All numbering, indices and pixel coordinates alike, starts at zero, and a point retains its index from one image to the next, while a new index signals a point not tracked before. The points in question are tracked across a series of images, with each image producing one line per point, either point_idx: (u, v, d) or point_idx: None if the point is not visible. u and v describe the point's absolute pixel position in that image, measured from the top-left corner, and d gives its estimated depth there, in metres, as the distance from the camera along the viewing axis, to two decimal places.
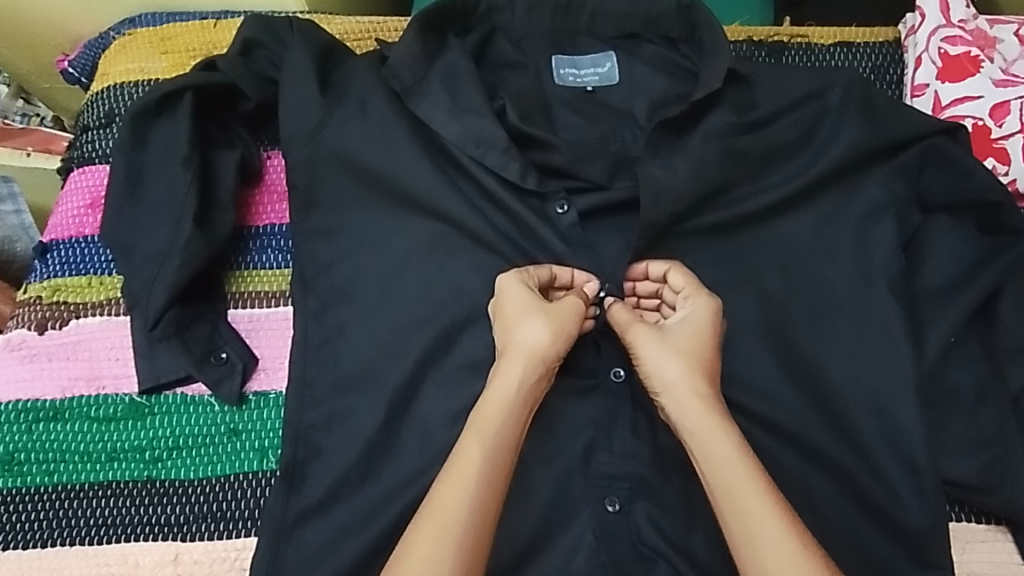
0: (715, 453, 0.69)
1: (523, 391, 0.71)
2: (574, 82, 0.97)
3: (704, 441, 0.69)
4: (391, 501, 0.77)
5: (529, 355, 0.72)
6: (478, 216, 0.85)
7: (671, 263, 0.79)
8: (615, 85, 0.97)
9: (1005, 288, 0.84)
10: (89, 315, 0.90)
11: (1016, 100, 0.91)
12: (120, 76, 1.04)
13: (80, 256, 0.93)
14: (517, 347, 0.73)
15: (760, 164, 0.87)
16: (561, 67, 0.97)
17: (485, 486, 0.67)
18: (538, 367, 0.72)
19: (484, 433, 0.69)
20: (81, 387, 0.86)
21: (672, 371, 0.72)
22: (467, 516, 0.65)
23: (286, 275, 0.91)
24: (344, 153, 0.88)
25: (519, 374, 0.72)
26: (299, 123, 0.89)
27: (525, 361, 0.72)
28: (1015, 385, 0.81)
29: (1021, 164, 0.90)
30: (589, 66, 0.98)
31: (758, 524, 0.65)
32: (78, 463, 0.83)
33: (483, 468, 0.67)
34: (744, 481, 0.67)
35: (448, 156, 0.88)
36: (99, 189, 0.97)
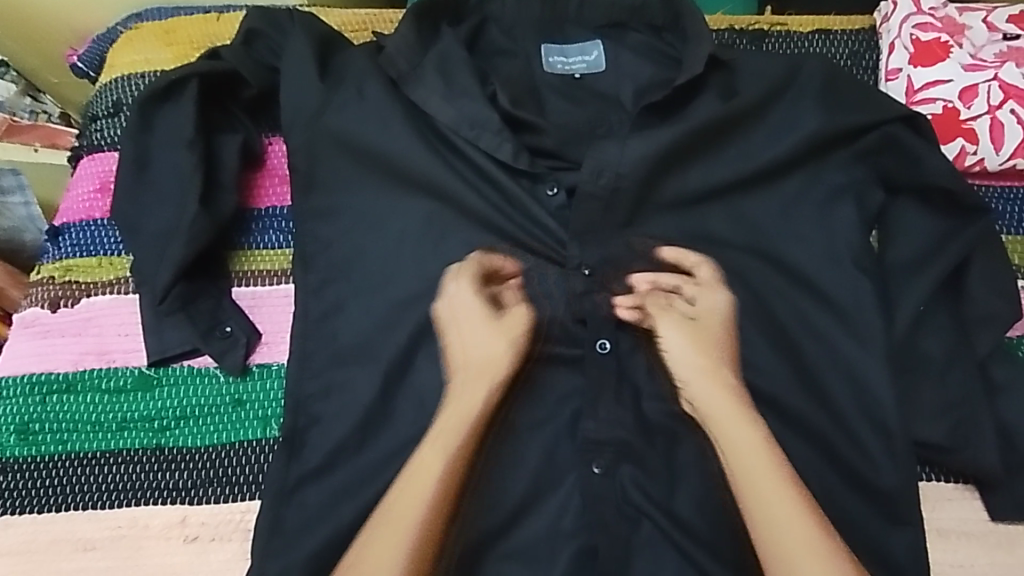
0: (737, 446, 0.74)
1: (483, 407, 0.78)
2: (563, 68, 1.01)
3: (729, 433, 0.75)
4: (388, 465, 0.81)
5: (483, 371, 0.79)
6: (470, 195, 0.90)
7: (703, 258, 0.86)
8: (603, 72, 1.02)
9: (973, 261, 0.89)
10: (99, 294, 0.94)
11: (984, 84, 0.95)
12: (127, 68, 1.08)
13: (89, 239, 0.97)
14: (470, 366, 0.80)
15: (739, 145, 0.92)
16: (550, 55, 1.01)
17: (437, 495, 0.73)
18: (491, 380, 0.79)
19: (444, 444, 0.75)
20: (92, 361, 0.90)
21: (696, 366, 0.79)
22: (420, 520, 0.71)
23: (287, 255, 0.96)
24: (342, 137, 0.92)
25: (473, 392, 0.78)
26: (299, 109, 0.93)
27: (483, 378, 0.79)
28: (980, 349, 0.85)
29: (988, 143, 0.94)
30: (577, 53, 1.02)
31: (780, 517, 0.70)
32: (90, 433, 0.87)
33: (440, 475, 0.73)
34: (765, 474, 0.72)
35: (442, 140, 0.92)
36: (108, 174, 1.01)
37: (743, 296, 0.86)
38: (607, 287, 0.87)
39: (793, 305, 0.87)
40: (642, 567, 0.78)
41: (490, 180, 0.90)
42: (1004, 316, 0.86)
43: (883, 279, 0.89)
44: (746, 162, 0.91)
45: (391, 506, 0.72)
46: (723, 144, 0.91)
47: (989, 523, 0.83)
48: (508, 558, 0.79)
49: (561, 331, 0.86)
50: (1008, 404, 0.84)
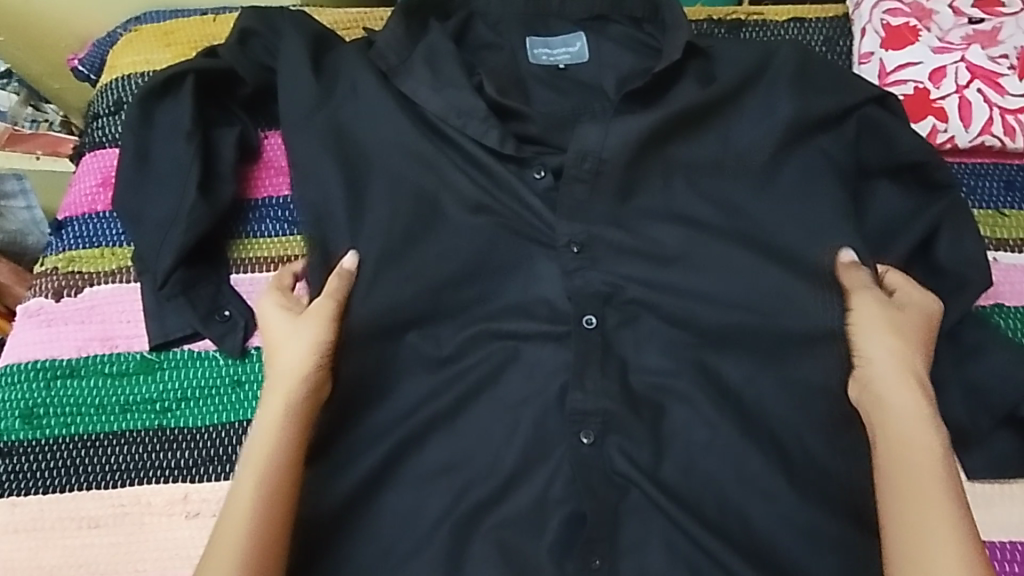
0: (904, 438, 0.73)
1: (295, 382, 0.79)
2: (547, 60, 1.05)
3: (896, 420, 0.75)
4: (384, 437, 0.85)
5: (291, 374, 0.80)
6: (456, 178, 0.93)
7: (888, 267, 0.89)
8: (586, 62, 1.05)
9: (944, 232, 0.91)
10: (102, 283, 0.97)
11: (952, 66, 0.99)
12: (127, 68, 1.12)
13: (92, 230, 1.00)
14: (278, 373, 0.80)
15: (716, 127, 0.95)
16: (535, 47, 1.05)
17: (272, 469, 0.73)
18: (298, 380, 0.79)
19: (268, 427, 0.76)
20: (96, 347, 0.93)
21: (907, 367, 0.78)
22: (262, 500, 0.71)
23: (288, 243, 0.99)
24: (331, 127, 0.95)
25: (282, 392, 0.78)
26: (290, 99, 0.97)
27: (291, 375, 0.79)
28: (949, 317, 0.88)
29: (958, 121, 0.97)
30: (561, 45, 1.05)
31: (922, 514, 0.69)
32: (93, 415, 0.90)
33: (270, 454, 0.74)
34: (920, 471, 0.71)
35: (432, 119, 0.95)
36: (110, 169, 1.04)
37: (718, 271, 0.89)
38: (594, 263, 0.89)
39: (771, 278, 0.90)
40: (630, 532, 0.80)
41: (477, 165, 0.93)
42: (976, 283, 0.89)
43: (863, 248, 0.90)
44: (722, 144, 0.95)
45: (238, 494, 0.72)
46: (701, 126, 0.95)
47: (967, 484, 0.86)
48: (498, 526, 0.80)
49: (549, 308, 0.89)
50: (983, 367, 0.86)
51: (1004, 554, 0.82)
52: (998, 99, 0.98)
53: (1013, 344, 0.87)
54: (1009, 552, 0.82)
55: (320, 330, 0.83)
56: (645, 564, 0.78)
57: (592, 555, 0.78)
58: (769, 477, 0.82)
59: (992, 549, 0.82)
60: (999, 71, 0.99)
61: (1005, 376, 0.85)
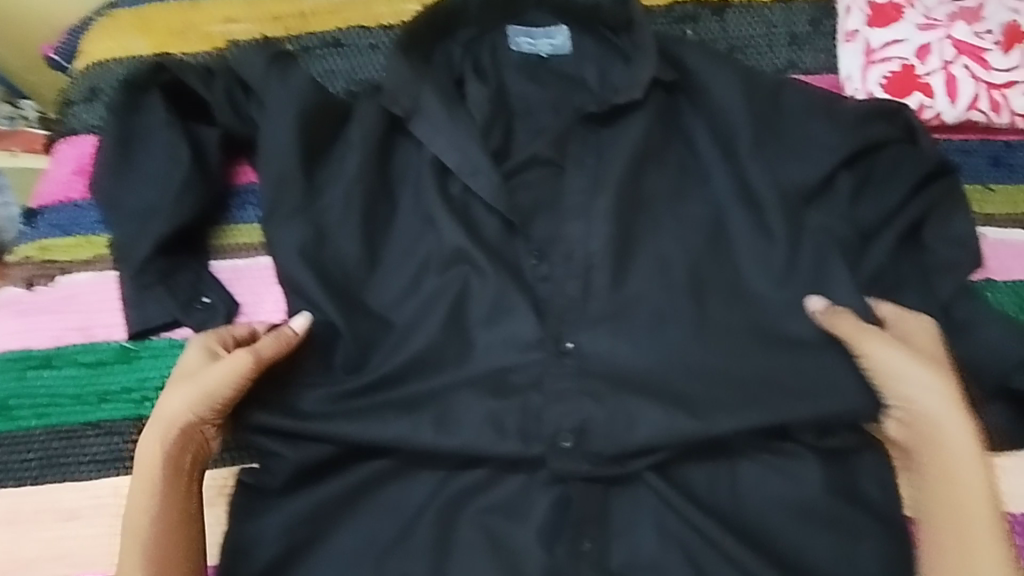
0: (967, 470, 0.73)
1: (173, 434, 0.74)
2: (529, 50, 0.98)
3: (956, 452, 0.74)
4: (354, 420, 0.79)
5: (166, 420, 0.75)
6: (432, 146, 0.87)
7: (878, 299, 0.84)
8: (568, 56, 0.98)
9: (944, 204, 0.87)
10: (79, 271, 0.94)
11: (938, 43, 0.98)
12: (102, 55, 1.09)
13: (68, 219, 0.97)
14: (157, 415, 0.75)
15: (705, 96, 0.90)
16: (516, 35, 0.97)
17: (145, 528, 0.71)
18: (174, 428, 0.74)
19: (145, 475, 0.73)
20: (73, 336, 0.91)
21: (955, 393, 0.75)
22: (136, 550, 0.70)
23: (255, 231, 0.96)
24: (301, 91, 0.88)
25: (154, 440, 0.74)
26: (251, 69, 0.91)
27: (171, 426, 0.74)
28: (942, 294, 0.84)
29: (944, 97, 0.97)
30: (543, 35, 0.98)
31: (992, 546, 0.70)
32: (69, 406, 0.88)
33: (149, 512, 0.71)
34: (982, 502, 0.72)
35: (406, 96, 0.88)
36: (86, 156, 1.01)
37: (711, 251, 0.86)
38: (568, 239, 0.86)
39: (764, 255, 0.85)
40: (621, 515, 0.78)
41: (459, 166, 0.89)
42: (969, 261, 0.85)
43: (859, 216, 0.86)
44: (716, 116, 0.89)
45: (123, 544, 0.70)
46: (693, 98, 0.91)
47: None
48: (485, 511, 0.78)
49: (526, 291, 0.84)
50: (976, 341, 0.83)
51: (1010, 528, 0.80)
52: (984, 75, 0.97)
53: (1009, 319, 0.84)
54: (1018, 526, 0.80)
55: (224, 389, 0.76)
56: (636, 548, 0.77)
57: (582, 538, 0.76)
58: (762, 457, 0.80)
59: None
60: (985, 47, 0.98)
61: (1001, 350, 0.82)
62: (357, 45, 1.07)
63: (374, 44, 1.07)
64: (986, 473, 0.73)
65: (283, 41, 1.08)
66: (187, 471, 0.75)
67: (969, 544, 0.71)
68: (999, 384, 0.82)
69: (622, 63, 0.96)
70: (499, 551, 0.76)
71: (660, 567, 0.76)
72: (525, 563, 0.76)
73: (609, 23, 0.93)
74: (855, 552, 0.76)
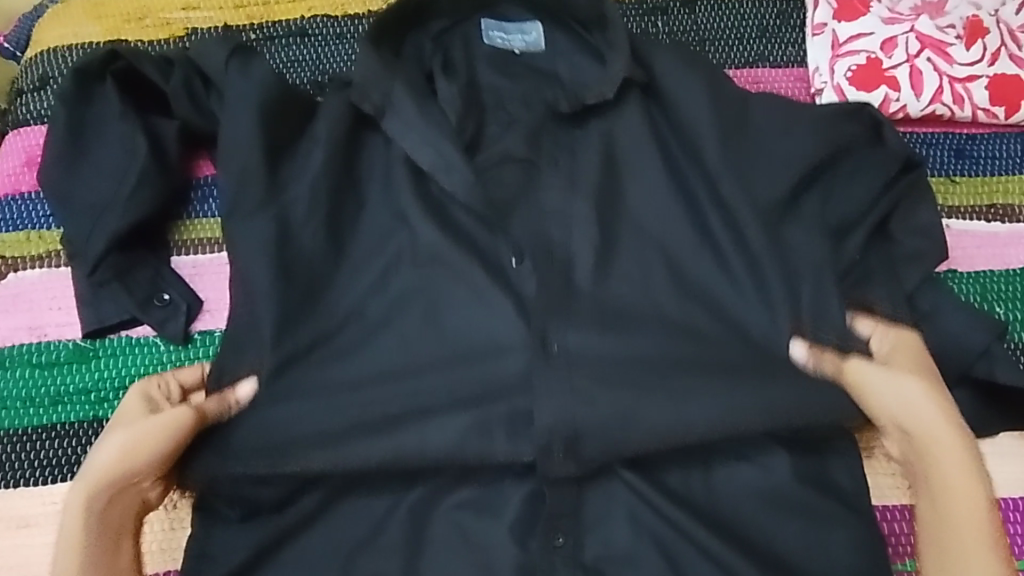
0: (959, 481, 0.73)
1: (105, 487, 0.71)
2: (502, 44, 0.95)
3: (947, 465, 0.74)
4: (311, 446, 0.76)
5: (97, 475, 0.71)
6: (399, 135, 0.84)
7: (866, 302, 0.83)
8: (542, 51, 0.95)
9: (908, 194, 0.88)
10: (29, 268, 0.90)
11: (902, 36, 1.00)
12: (53, 42, 1.04)
13: (17, 213, 0.93)
14: (86, 469, 0.72)
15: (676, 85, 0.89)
16: (490, 28, 0.94)
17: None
18: (105, 483, 0.71)
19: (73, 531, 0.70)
20: (23, 336, 0.87)
21: (947, 408, 0.76)
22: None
23: (216, 228, 0.93)
24: (263, 80, 0.85)
25: (82, 497, 0.70)
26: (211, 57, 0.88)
27: (105, 479, 0.71)
28: (909, 283, 0.85)
29: (909, 89, 0.98)
30: (516, 31, 0.95)
31: (988, 555, 0.71)
32: (21, 408, 0.84)
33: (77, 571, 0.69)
34: (976, 512, 0.72)
35: (370, 80, 0.84)
36: (35, 148, 0.97)
37: (687, 240, 0.84)
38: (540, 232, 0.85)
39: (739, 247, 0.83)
40: (595, 509, 0.77)
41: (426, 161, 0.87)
42: (934, 252, 0.86)
43: (829, 207, 0.86)
44: (690, 101, 0.86)
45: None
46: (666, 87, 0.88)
47: None
48: (457, 507, 0.77)
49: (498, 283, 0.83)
50: (940, 330, 0.84)
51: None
52: (946, 69, 0.99)
53: (973, 307, 0.85)
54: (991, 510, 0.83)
55: (160, 444, 0.73)
56: (610, 539, 0.76)
57: (555, 532, 0.75)
58: (733, 448, 0.80)
59: None
60: (947, 41, 0.99)
61: (964, 338, 0.83)
62: (323, 33, 1.05)
63: (340, 33, 1.05)
64: (981, 483, 0.74)
65: (245, 29, 1.05)
66: (120, 527, 0.72)
67: (966, 555, 0.71)
68: (965, 372, 0.84)
69: (597, 59, 0.93)
70: (472, 547, 0.75)
71: (634, 559, 0.76)
72: (498, 559, 0.75)
73: (582, 18, 0.91)
74: (826, 540, 0.76)
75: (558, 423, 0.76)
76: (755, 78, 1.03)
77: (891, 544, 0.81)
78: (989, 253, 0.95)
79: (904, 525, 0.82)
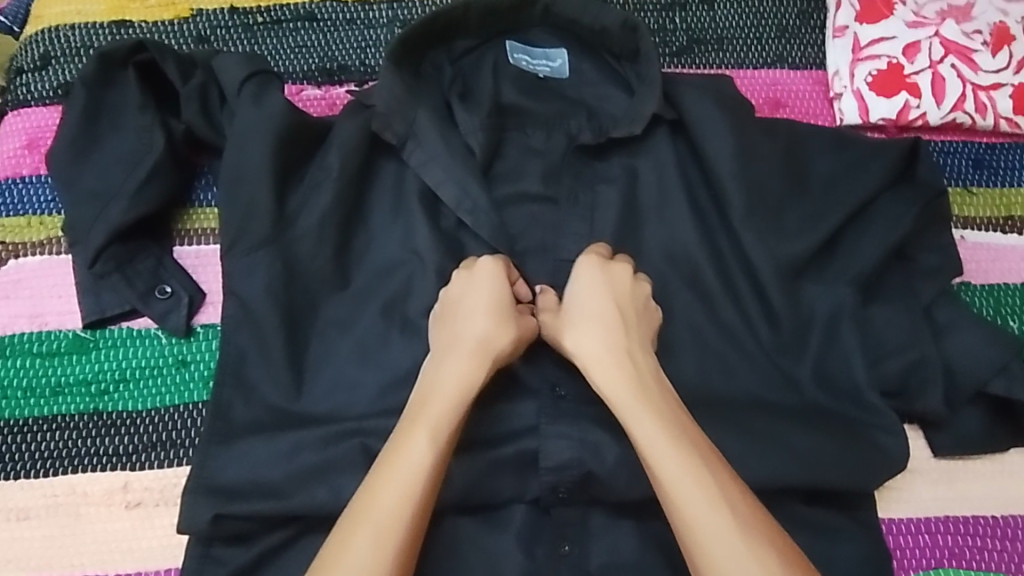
0: (669, 464, 0.65)
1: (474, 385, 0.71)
2: (526, 67, 0.92)
3: (640, 433, 0.67)
4: (314, 481, 0.74)
5: (477, 346, 0.72)
6: (414, 140, 0.84)
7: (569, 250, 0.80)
8: (566, 80, 0.93)
9: (926, 205, 0.87)
10: (29, 254, 0.88)
11: (926, 41, 0.98)
12: (55, 19, 1.00)
13: (18, 197, 0.91)
14: (462, 343, 0.73)
15: (695, 93, 0.88)
16: (515, 51, 0.92)
17: (361, 496, 0.64)
18: (483, 357, 0.72)
19: (436, 427, 0.67)
20: (23, 324, 0.85)
21: (614, 361, 0.71)
22: (408, 513, 0.63)
23: (213, 216, 0.91)
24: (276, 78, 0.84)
25: (466, 366, 0.71)
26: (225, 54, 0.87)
27: (475, 353, 0.72)
28: (924, 296, 0.85)
29: (931, 96, 0.97)
30: (542, 56, 0.92)
31: (735, 540, 0.62)
32: (20, 398, 0.83)
33: (428, 459, 0.65)
34: (708, 493, 0.64)
35: (389, 97, 0.83)
36: (36, 130, 0.94)
37: (699, 256, 0.84)
38: (551, 243, 0.85)
39: (752, 269, 0.83)
40: (602, 519, 0.76)
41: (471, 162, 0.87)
42: (947, 267, 0.86)
43: (844, 221, 0.86)
44: (706, 118, 0.86)
45: (387, 499, 0.64)
46: (686, 107, 0.87)
47: (932, 460, 0.85)
48: (463, 513, 0.76)
49: None
50: (957, 345, 0.83)
51: (989, 532, 0.82)
52: (971, 76, 0.97)
53: (987, 322, 0.85)
54: (998, 528, 0.82)
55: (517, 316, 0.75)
56: (616, 547, 0.76)
57: (562, 540, 0.75)
58: None
59: (955, 524, 0.82)
60: (973, 47, 0.97)
61: (979, 354, 0.82)
62: (333, 19, 1.02)
63: (351, 19, 1.02)
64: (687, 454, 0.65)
65: (253, 11, 1.02)
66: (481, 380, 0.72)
67: (709, 542, 0.62)
68: (978, 387, 0.83)
69: (620, 84, 0.92)
70: (478, 555, 0.75)
71: (641, 567, 0.75)
72: (505, 567, 0.74)
73: (614, 50, 0.91)
74: (834, 552, 0.77)
75: (567, 440, 0.75)
76: (773, 80, 1.01)
77: (896, 558, 0.80)
78: (1003, 266, 0.94)
79: (911, 539, 0.81)
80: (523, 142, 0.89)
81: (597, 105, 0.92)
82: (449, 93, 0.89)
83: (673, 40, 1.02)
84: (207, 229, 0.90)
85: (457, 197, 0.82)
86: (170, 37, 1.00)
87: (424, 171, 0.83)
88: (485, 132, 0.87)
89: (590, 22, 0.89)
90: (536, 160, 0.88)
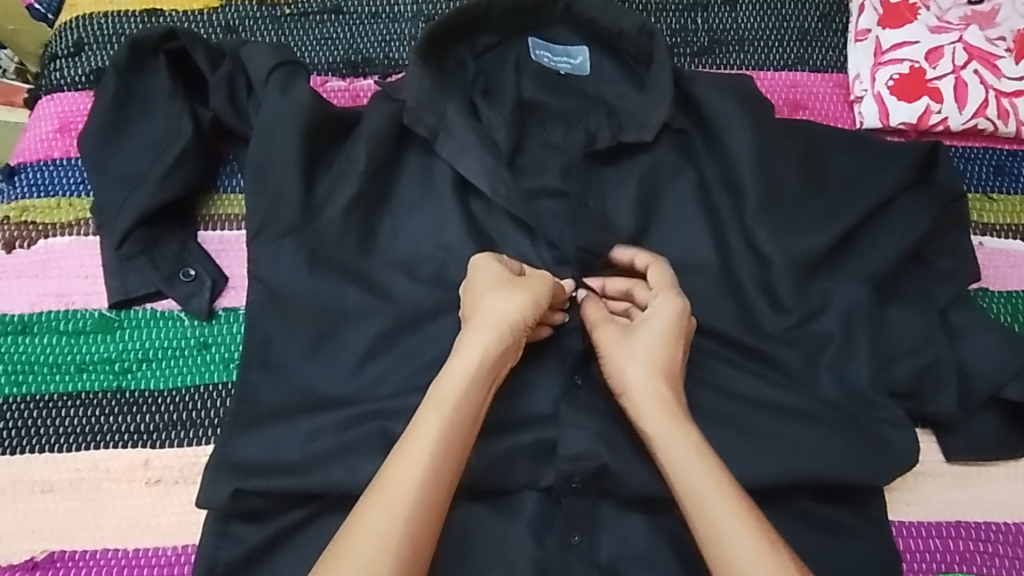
0: (704, 496, 0.65)
1: (485, 366, 0.70)
2: (548, 64, 0.93)
3: (677, 466, 0.67)
4: (330, 464, 0.75)
5: (495, 325, 0.72)
6: (436, 133, 0.85)
7: (655, 258, 0.79)
8: (587, 77, 0.94)
9: (945, 210, 0.87)
10: (58, 235, 0.90)
11: (949, 46, 0.98)
12: (88, 7, 1.02)
13: (49, 178, 0.93)
14: (479, 322, 0.72)
15: (716, 91, 0.88)
16: (537, 48, 0.93)
17: (379, 474, 0.65)
18: (502, 336, 0.71)
19: (448, 408, 0.67)
20: (50, 302, 0.87)
21: (659, 394, 0.71)
22: (422, 490, 0.64)
23: (241, 201, 0.92)
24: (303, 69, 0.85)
25: (482, 346, 0.71)
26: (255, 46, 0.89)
27: (495, 334, 0.71)
28: (940, 300, 0.85)
29: (952, 101, 0.96)
30: (564, 54, 0.93)
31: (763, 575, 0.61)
32: (46, 375, 0.85)
33: (440, 441, 0.66)
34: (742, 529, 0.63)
35: (413, 90, 0.85)
36: (68, 114, 0.96)
37: (714, 254, 0.85)
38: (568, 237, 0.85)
39: (768, 268, 0.83)
40: (612, 510, 0.77)
41: None
42: (964, 272, 0.87)
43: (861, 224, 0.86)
44: (725, 117, 0.87)
45: (400, 481, 0.64)
46: (706, 108, 0.88)
47: (944, 464, 0.85)
48: (475, 500, 0.77)
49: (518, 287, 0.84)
50: (970, 350, 0.84)
51: (1000, 537, 0.82)
52: (993, 82, 0.97)
53: (1002, 328, 0.85)
54: (1009, 534, 0.82)
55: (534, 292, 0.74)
56: (626, 539, 0.76)
57: (571, 531, 0.75)
58: None
59: (966, 529, 0.82)
60: (996, 53, 0.97)
61: (993, 358, 0.82)
62: (358, 13, 1.04)
63: (375, 12, 1.04)
64: (735, 495, 0.65)
65: (280, 3, 1.04)
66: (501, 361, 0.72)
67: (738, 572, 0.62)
68: (993, 392, 0.83)
69: (640, 83, 0.93)
70: (489, 542, 0.75)
71: (650, 559, 0.75)
72: (515, 555, 0.75)
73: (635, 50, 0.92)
74: (843, 552, 0.77)
75: (582, 431, 0.76)
76: (793, 81, 1.01)
77: (906, 560, 0.80)
78: (1021, 272, 0.93)
79: (921, 542, 0.81)
80: (543, 138, 0.90)
81: (618, 103, 0.93)
82: (471, 88, 0.91)
83: (694, 41, 1.03)
84: (232, 215, 0.92)
85: (485, 187, 0.83)
86: (199, 26, 1.02)
87: (453, 162, 0.84)
88: (507, 127, 0.88)
89: (611, 21, 0.90)
90: (555, 156, 0.89)
